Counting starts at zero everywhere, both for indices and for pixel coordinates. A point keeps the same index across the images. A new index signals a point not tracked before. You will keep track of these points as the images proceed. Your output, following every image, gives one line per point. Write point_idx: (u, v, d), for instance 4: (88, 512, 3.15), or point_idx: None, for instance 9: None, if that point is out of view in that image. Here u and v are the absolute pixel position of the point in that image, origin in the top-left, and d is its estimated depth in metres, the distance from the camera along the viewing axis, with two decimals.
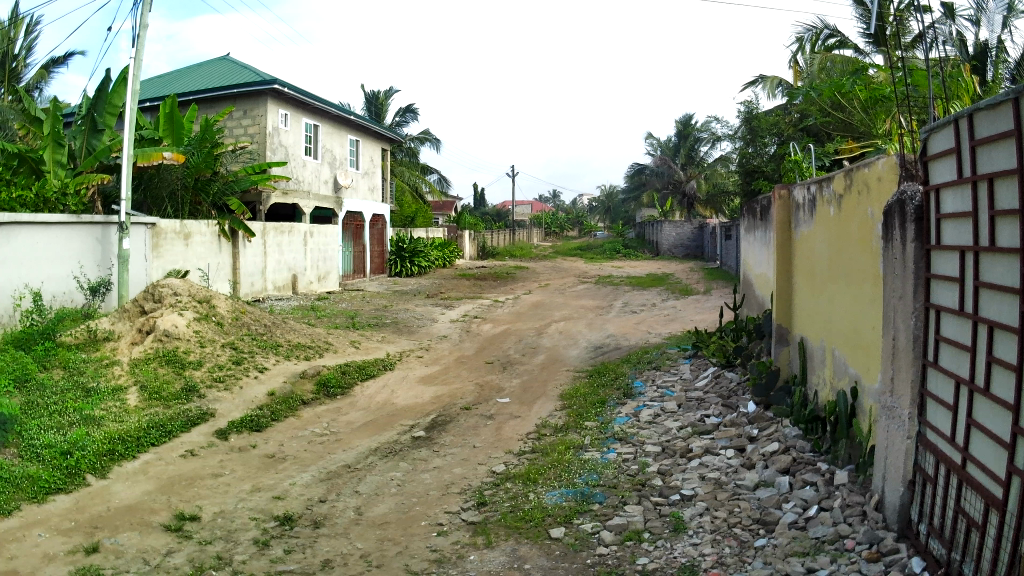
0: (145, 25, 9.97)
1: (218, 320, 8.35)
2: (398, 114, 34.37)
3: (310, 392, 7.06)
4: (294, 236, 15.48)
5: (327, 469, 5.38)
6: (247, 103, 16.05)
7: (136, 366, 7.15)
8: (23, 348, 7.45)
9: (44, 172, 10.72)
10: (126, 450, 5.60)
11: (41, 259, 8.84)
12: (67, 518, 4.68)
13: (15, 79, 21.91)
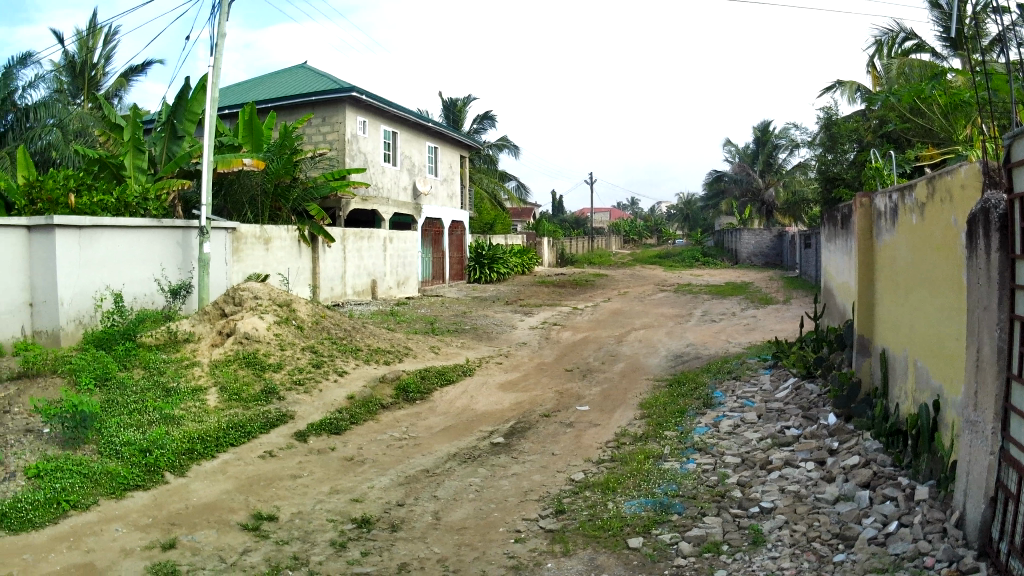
0: (224, 32, 10.16)
1: (298, 323, 8.49)
2: (476, 121, 34.60)
3: (389, 396, 7.12)
4: (373, 241, 15.68)
5: (406, 473, 5.41)
6: (326, 110, 16.29)
7: (216, 367, 7.31)
8: (105, 348, 7.62)
9: (126, 177, 10.99)
10: (205, 449, 5.71)
11: (123, 261, 9.07)
12: (145, 515, 4.81)
13: (95, 86, 22.59)
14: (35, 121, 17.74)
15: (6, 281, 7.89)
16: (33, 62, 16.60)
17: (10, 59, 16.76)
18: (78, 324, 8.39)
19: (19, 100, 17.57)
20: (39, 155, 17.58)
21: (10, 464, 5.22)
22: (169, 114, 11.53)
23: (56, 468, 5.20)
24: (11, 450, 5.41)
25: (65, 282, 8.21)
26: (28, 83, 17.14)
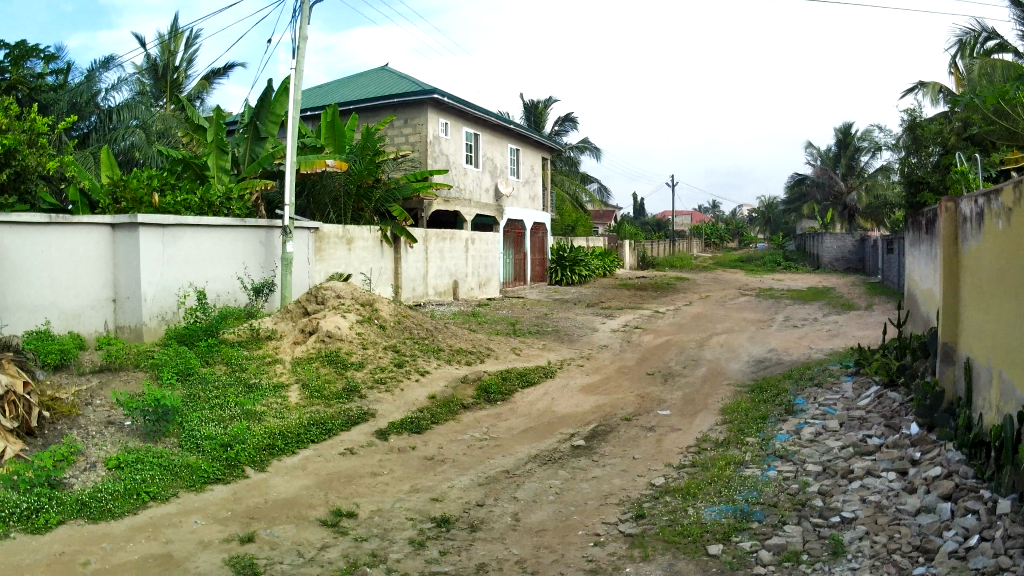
0: (305, 36, 10.31)
1: (381, 323, 8.58)
2: (558, 123, 34.66)
3: (471, 397, 7.15)
4: (456, 242, 15.81)
5: (487, 474, 5.43)
6: (407, 112, 16.45)
7: (298, 364, 7.43)
8: (188, 344, 7.76)
9: (210, 178, 11.23)
10: (286, 446, 5.80)
11: (206, 259, 9.27)
12: (224, 508, 4.91)
13: (178, 89, 23.09)
14: (118, 122, 17.94)
15: (90, 277, 8.15)
16: (117, 65, 17.04)
17: (92, 61, 17.22)
18: (161, 319, 8.58)
19: (103, 102, 17.87)
20: (122, 155, 17.83)
21: (91, 455, 5.43)
22: (252, 115, 11.76)
23: (136, 460, 5.37)
24: (94, 440, 5.65)
25: (149, 278, 8.40)
26: (111, 85, 17.63)
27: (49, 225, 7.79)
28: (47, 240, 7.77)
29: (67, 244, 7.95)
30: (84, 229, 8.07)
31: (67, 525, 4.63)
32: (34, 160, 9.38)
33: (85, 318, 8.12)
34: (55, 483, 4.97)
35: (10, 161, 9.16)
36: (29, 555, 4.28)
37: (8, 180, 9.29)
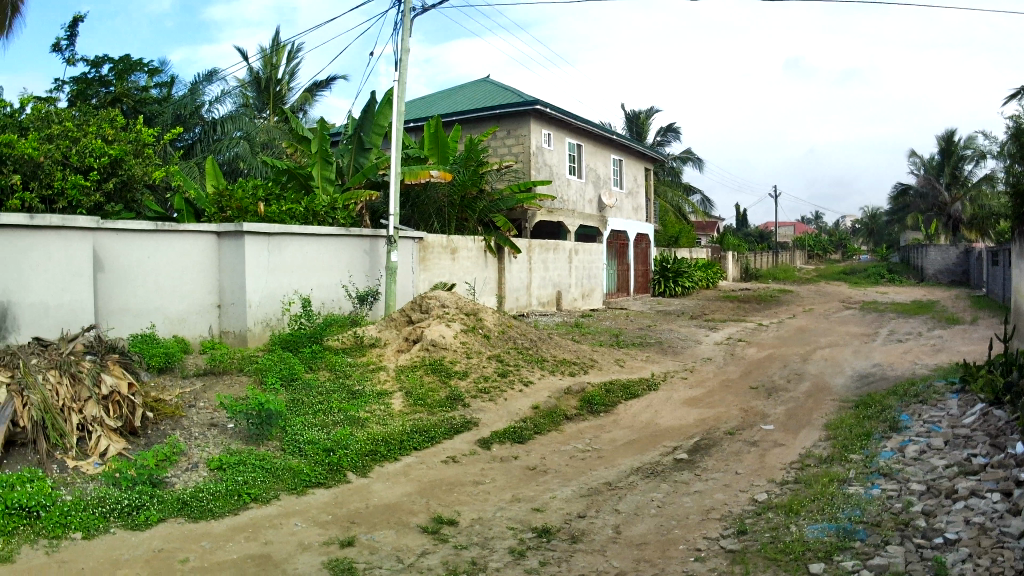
0: (407, 48, 10.44)
1: (485, 332, 8.63)
2: (660, 133, 34.52)
3: (573, 408, 7.13)
4: (559, 254, 15.88)
5: (589, 485, 5.41)
6: (511, 123, 16.53)
7: (402, 372, 7.52)
8: (292, 349, 7.98)
9: (314, 188, 11.48)
10: (388, 452, 5.87)
11: (311, 268, 9.48)
12: (325, 511, 4.98)
13: (280, 101, 23.55)
14: (222, 134, 18.41)
15: (195, 283, 8.43)
16: (220, 78, 17.52)
17: (197, 75, 17.74)
18: (265, 326, 8.78)
19: (206, 114, 18.39)
20: (227, 166, 18.14)
21: (194, 456, 5.58)
22: (357, 127, 11.98)
23: (238, 462, 5.49)
24: (196, 441, 5.81)
25: (254, 285, 8.61)
26: (214, 99, 18.11)
27: (156, 232, 8.05)
28: (154, 246, 8.05)
29: (173, 250, 8.24)
30: (190, 236, 8.37)
31: (166, 523, 4.81)
32: (140, 170, 9.74)
33: (190, 322, 8.41)
34: (157, 482, 5.15)
35: (118, 171, 9.52)
36: (129, 551, 4.49)
37: (115, 189, 9.61)
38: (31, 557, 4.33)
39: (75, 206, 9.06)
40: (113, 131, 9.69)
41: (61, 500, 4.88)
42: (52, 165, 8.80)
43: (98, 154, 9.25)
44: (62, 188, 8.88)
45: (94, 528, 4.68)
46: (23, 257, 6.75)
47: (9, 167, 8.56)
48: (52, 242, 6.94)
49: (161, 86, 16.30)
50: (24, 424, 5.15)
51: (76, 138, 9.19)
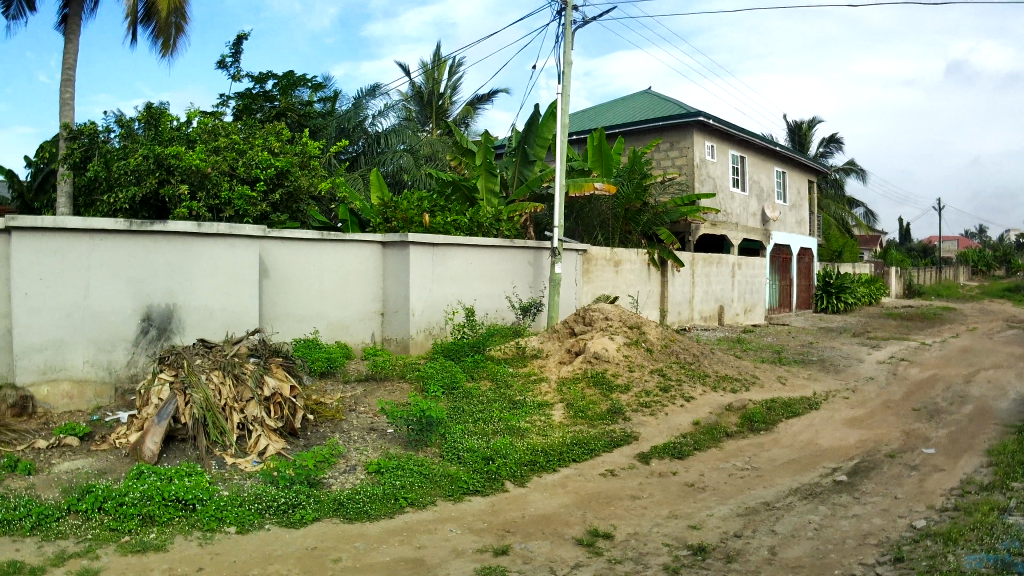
0: (567, 61, 10.49)
1: (648, 346, 8.47)
2: (823, 144, 34.02)
3: (734, 425, 6.99)
4: (722, 267, 15.85)
5: (746, 505, 5.30)
6: (674, 135, 16.46)
7: (565, 384, 7.60)
8: (454, 358, 8.40)
9: (479, 200, 11.63)
10: (547, 463, 5.87)
11: (475, 279, 9.73)
12: (481, 519, 4.99)
13: (443, 114, 23.99)
14: (386, 147, 18.37)
15: (357, 291, 8.82)
16: (383, 92, 17.83)
17: (358, 90, 18.15)
18: (428, 334, 9.06)
19: (370, 128, 18.53)
20: (391, 177, 18.01)
21: (352, 458, 5.73)
22: (521, 140, 12.10)
23: (396, 467, 5.55)
24: (356, 445, 5.97)
25: (416, 294, 8.86)
26: (378, 112, 18.40)
27: (322, 241, 8.47)
28: (319, 254, 8.46)
29: (338, 258, 8.65)
30: (354, 245, 8.78)
31: (321, 522, 4.90)
32: (305, 181, 10.26)
33: (352, 328, 8.82)
34: (314, 482, 5.25)
35: (284, 182, 10.04)
36: (283, 546, 4.61)
37: (282, 199, 10.06)
38: (185, 547, 4.56)
39: (242, 215, 9.43)
40: (277, 143, 10.30)
41: (218, 495, 5.11)
42: (218, 176, 9.27)
43: (264, 166, 9.75)
44: (228, 198, 9.30)
45: (249, 523, 4.84)
46: (192, 262, 7.23)
47: (179, 178, 9.11)
48: (220, 249, 7.39)
49: (327, 100, 16.75)
50: (185, 420, 5.47)
51: (241, 151, 9.71)
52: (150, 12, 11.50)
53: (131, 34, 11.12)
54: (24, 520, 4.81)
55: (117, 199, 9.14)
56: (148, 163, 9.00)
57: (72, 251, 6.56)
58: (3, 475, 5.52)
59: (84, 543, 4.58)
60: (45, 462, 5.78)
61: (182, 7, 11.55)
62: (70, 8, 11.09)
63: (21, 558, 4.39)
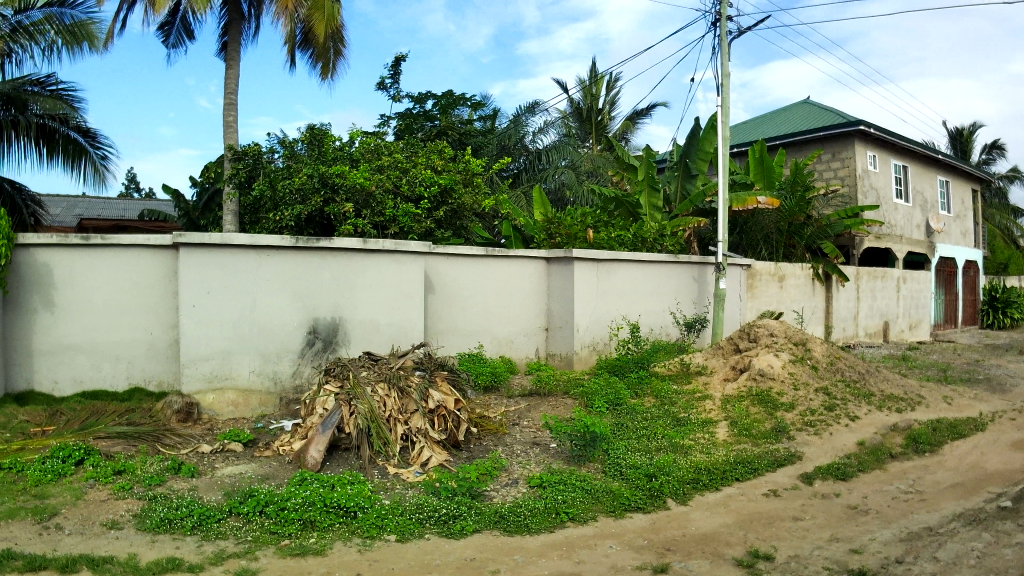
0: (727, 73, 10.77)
1: (813, 363, 8.28)
2: (985, 151, 32.79)
3: (898, 446, 6.81)
4: (887, 282, 15.78)
5: (908, 529, 5.13)
6: (835, 146, 16.29)
7: (729, 402, 7.70)
8: (619, 374, 8.65)
9: (642, 216, 12.10)
10: (709, 481, 5.89)
11: (640, 296, 10.15)
12: (642, 536, 5.00)
13: (603, 130, 24.07)
14: (547, 163, 18.53)
15: (522, 307, 9.29)
16: (542, 108, 17.97)
17: (518, 107, 18.49)
18: (592, 348, 9.49)
19: (532, 145, 18.74)
20: (553, 194, 18.21)
21: (514, 472, 5.94)
22: (683, 154, 12.41)
23: (558, 481, 5.72)
24: (519, 459, 6.22)
25: (582, 310, 9.30)
26: (538, 130, 18.71)
27: (488, 257, 8.93)
28: (487, 269, 8.93)
29: (506, 274, 9.13)
30: (521, 261, 9.25)
31: (481, 534, 4.99)
32: (468, 198, 10.80)
33: (518, 343, 9.31)
34: (475, 494, 5.40)
35: (448, 200, 10.59)
36: (442, 556, 4.68)
37: (446, 216, 10.61)
38: (344, 553, 4.69)
39: (407, 231, 9.99)
40: (439, 162, 10.74)
41: (379, 503, 5.28)
42: (382, 194, 9.83)
43: (428, 184, 10.28)
44: (393, 215, 9.84)
45: (409, 533, 4.95)
46: (358, 277, 7.72)
47: (343, 197, 9.65)
48: (387, 265, 7.88)
49: (485, 118, 16.97)
50: (348, 430, 5.83)
51: (405, 169, 10.25)
52: (308, 38, 11.81)
53: (289, 59, 11.48)
54: (186, 520, 5.09)
55: (284, 217, 9.73)
56: (312, 182, 9.59)
57: (238, 265, 7.10)
58: (168, 477, 5.89)
59: (244, 544, 4.79)
60: (209, 466, 6.15)
61: (339, 31, 11.91)
62: (231, 36, 11.59)
63: (182, 555, 4.64)
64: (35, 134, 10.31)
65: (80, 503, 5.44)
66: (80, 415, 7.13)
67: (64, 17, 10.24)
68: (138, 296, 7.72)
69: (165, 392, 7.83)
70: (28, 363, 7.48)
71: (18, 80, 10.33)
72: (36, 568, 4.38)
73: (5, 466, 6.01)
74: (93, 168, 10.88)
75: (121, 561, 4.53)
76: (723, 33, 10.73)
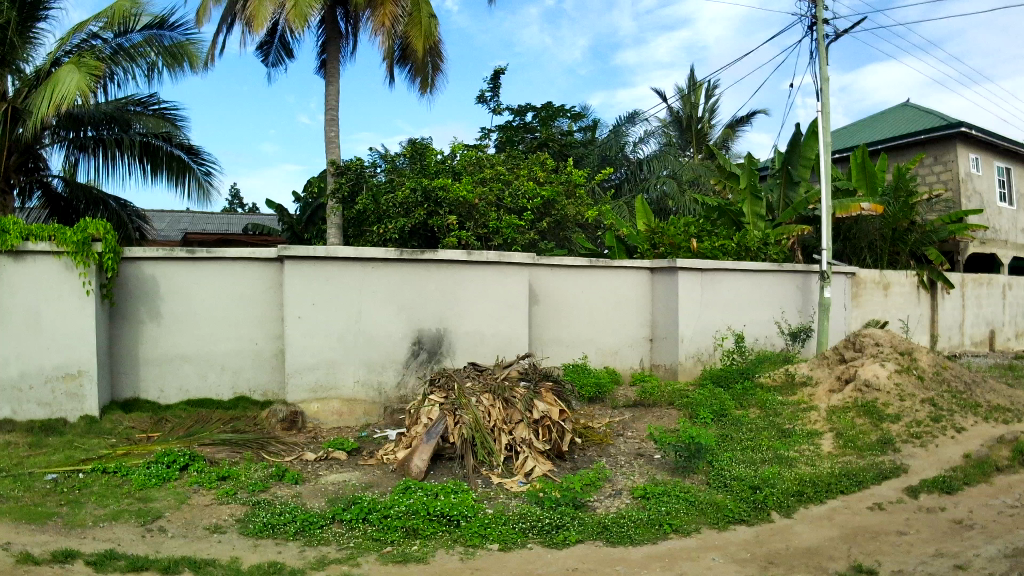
0: (826, 77, 10.64)
1: (919, 373, 8.08)
2: None
3: (1006, 458, 6.63)
4: (993, 288, 15.35)
5: (1016, 545, 4.97)
6: (937, 149, 15.93)
7: (834, 413, 7.61)
8: (723, 384, 8.86)
9: (745, 224, 11.96)
10: (814, 494, 5.80)
11: (745, 305, 10.15)
12: (744, 549, 4.96)
13: (704, 139, 23.90)
14: (649, 172, 18.50)
15: (626, 318, 9.55)
16: (641, 118, 18.02)
17: (618, 118, 18.67)
18: (696, 359, 9.59)
19: (633, 155, 18.78)
20: (655, 204, 18.21)
21: (618, 483, 6.00)
22: (785, 161, 12.32)
23: (661, 492, 5.73)
24: (623, 470, 6.31)
25: (686, 321, 9.43)
26: (639, 140, 18.74)
27: (592, 267, 9.23)
28: (592, 279, 9.24)
29: (610, 286, 9.39)
30: (626, 272, 9.50)
31: (585, 544, 5.01)
32: (571, 210, 10.99)
33: (622, 353, 9.52)
34: (579, 505, 5.45)
35: (551, 211, 10.87)
36: (544, 566, 4.71)
37: (549, 228, 10.90)
38: (447, 561, 4.76)
39: (510, 243, 10.06)
40: (543, 173, 11.02)
41: (481, 512, 5.36)
42: (485, 206, 10.02)
43: (530, 196, 10.51)
44: (496, 228, 9.99)
45: (512, 541, 5.00)
46: (462, 289, 8.08)
47: (447, 209, 9.85)
48: (492, 277, 8.22)
49: (586, 130, 16.93)
50: (453, 439, 6.09)
51: (507, 181, 10.52)
52: (406, 54, 12.03)
53: (389, 75, 11.69)
54: (289, 526, 5.22)
55: (388, 230, 9.91)
56: (415, 196, 9.83)
57: (343, 277, 7.55)
58: (273, 483, 6.05)
59: (347, 550, 4.90)
60: (314, 473, 6.32)
61: (437, 47, 12.09)
62: (330, 53, 11.79)
63: (285, 560, 4.76)
64: (140, 152, 10.69)
65: (185, 507, 5.63)
66: (185, 423, 7.38)
67: (164, 38, 10.59)
68: (242, 308, 8.10)
69: (270, 402, 8.21)
70: (135, 372, 7.91)
71: (121, 100, 10.69)
72: (139, 569, 4.54)
73: (113, 470, 6.29)
74: (196, 184, 11.26)
75: (224, 564, 4.67)
76: (821, 37, 10.67)
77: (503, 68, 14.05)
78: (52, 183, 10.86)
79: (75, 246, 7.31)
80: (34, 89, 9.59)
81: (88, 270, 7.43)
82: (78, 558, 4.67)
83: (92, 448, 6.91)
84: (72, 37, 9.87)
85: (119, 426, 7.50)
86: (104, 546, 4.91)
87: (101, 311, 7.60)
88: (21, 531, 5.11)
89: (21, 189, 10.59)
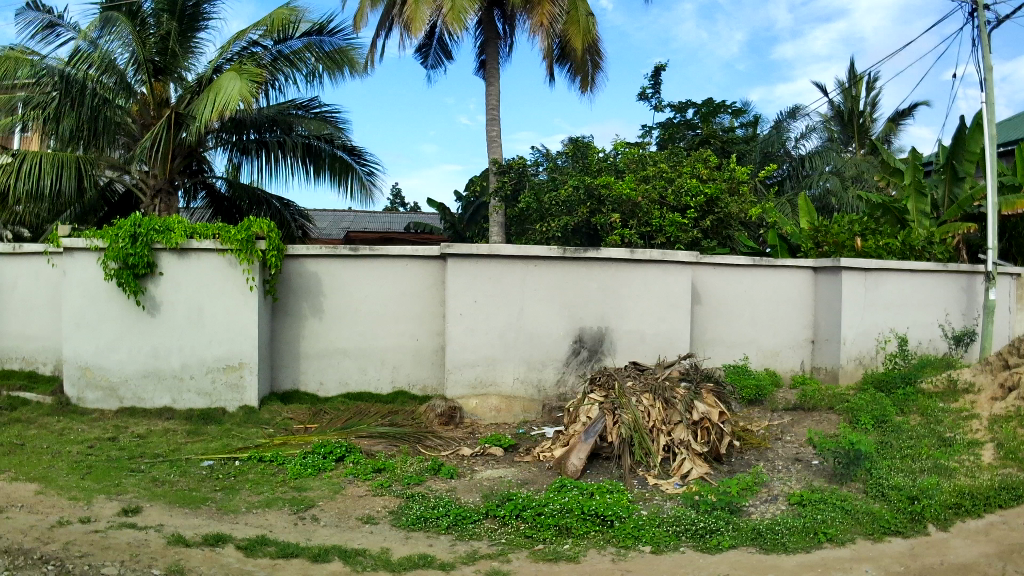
0: (990, 67, 10.12)
1: None
2: None
3: None
4: None
5: None
6: None
7: (996, 422, 7.19)
8: (885, 390, 8.61)
9: (910, 222, 11.63)
10: (974, 506, 5.50)
11: (910, 306, 9.79)
12: (898, 562, 4.77)
13: (866, 133, 23.10)
14: (812, 169, 18.18)
15: (789, 319, 9.38)
16: (804, 114, 17.56)
17: (778, 113, 18.27)
18: (858, 363, 9.31)
19: (795, 151, 18.37)
20: (818, 201, 17.82)
21: (775, 488, 5.87)
22: (950, 156, 11.83)
23: (819, 500, 5.57)
24: (780, 475, 6.17)
25: (849, 323, 9.17)
26: (800, 135, 18.28)
27: (756, 267, 9.19)
28: (756, 279, 9.19)
29: (771, 286, 9.27)
30: (788, 272, 9.33)
31: (737, 550, 4.92)
32: (735, 207, 10.71)
33: (783, 355, 9.38)
34: (735, 510, 5.36)
35: (714, 209, 10.60)
36: (695, 570, 4.64)
37: (712, 226, 10.67)
38: (597, 561, 4.75)
39: (674, 241, 10.20)
40: (705, 171, 10.90)
41: (636, 514, 5.33)
42: (648, 204, 10.14)
43: (695, 193, 10.39)
44: (659, 225, 10.13)
45: (664, 544, 4.95)
46: (623, 287, 8.11)
47: (610, 207, 10.20)
48: (654, 275, 8.17)
49: (748, 126, 16.64)
50: (611, 439, 6.16)
51: (671, 179, 10.46)
52: (565, 53, 12.07)
53: (548, 74, 11.78)
54: (441, 520, 5.32)
55: (551, 227, 10.47)
56: (578, 194, 10.27)
57: (506, 276, 7.82)
58: (427, 477, 6.19)
59: (497, 546, 4.96)
60: (468, 468, 6.42)
61: (595, 45, 12.08)
62: (489, 54, 12.02)
63: (434, 553, 4.85)
64: (302, 153, 11.08)
65: (338, 497, 5.80)
66: (342, 415, 7.60)
67: (324, 44, 10.89)
68: (402, 305, 8.30)
69: (428, 396, 8.34)
70: (296, 365, 8.26)
71: (283, 104, 11.21)
72: (288, 556, 4.72)
73: (269, 459, 6.54)
74: (359, 184, 11.49)
75: (373, 554, 4.80)
76: (983, 24, 10.21)
77: (663, 65, 13.97)
78: (215, 185, 11.40)
79: (239, 244, 7.64)
80: (196, 96, 10.13)
81: (251, 267, 7.77)
82: (228, 542, 4.89)
83: (250, 437, 7.21)
84: (233, 45, 10.35)
85: (277, 417, 7.76)
86: (255, 532, 5.12)
87: (263, 306, 7.95)
88: (176, 514, 5.40)
89: (187, 190, 11.20)
